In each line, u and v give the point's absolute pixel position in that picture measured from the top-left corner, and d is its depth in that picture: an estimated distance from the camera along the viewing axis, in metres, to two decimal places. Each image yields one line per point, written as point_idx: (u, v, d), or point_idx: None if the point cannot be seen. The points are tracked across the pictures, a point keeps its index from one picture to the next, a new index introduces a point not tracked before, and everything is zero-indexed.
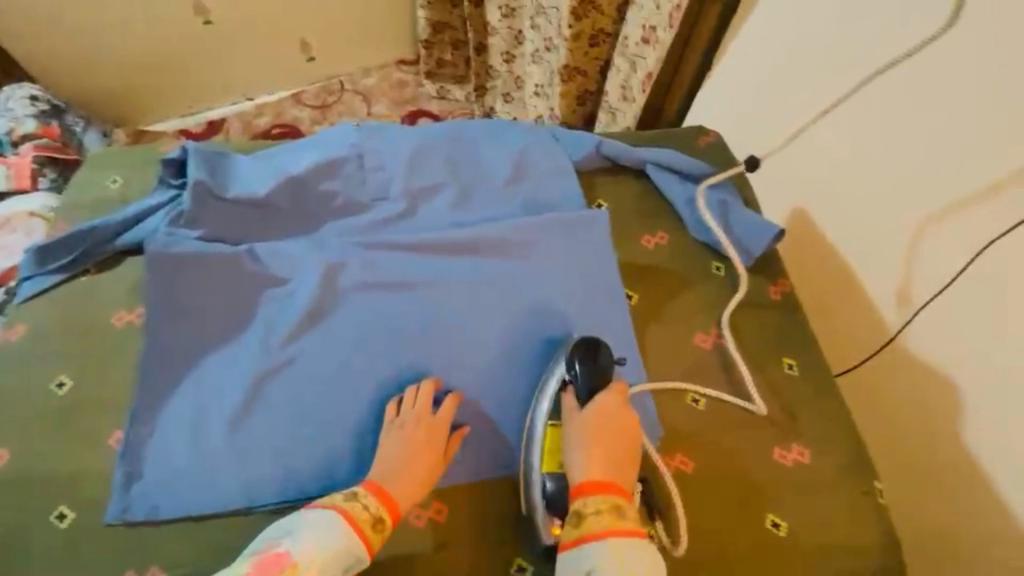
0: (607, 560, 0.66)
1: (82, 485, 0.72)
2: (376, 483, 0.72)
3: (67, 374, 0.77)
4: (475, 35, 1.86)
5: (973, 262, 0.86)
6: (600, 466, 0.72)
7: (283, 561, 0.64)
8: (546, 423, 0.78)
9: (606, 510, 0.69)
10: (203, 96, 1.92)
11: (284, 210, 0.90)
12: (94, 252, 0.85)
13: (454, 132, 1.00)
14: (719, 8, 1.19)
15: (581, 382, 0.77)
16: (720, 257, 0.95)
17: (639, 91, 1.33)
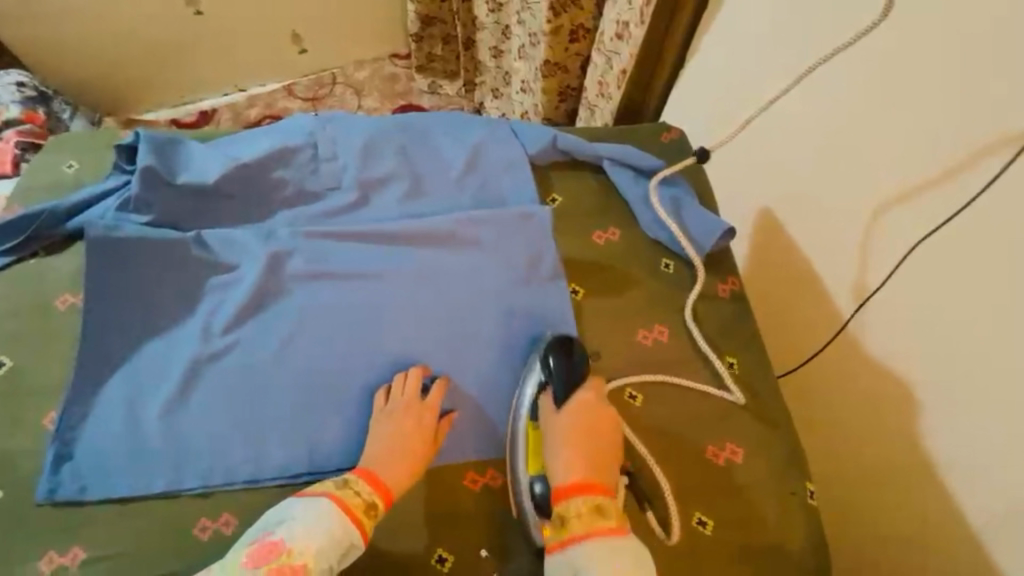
0: (592, 565, 0.65)
1: (14, 465, 0.72)
2: (371, 469, 0.73)
3: (9, 354, 0.78)
4: (464, 30, 1.85)
5: (900, 267, 0.86)
6: (580, 467, 0.71)
7: (276, 551, 0.65)
8: (525, 424, 0.77)
9: (589, 512, 0.68)
10: (193, 86, 1.93)
11: (234, 198, 0.90)
12: (42, 235, 0.86)
13: (410, 123, 1.00)
14: (693, 6, 1.18)
15: (557, 384, 0.76)
16: (670, 254, 0.94)
17: (616, 87, 1.31)
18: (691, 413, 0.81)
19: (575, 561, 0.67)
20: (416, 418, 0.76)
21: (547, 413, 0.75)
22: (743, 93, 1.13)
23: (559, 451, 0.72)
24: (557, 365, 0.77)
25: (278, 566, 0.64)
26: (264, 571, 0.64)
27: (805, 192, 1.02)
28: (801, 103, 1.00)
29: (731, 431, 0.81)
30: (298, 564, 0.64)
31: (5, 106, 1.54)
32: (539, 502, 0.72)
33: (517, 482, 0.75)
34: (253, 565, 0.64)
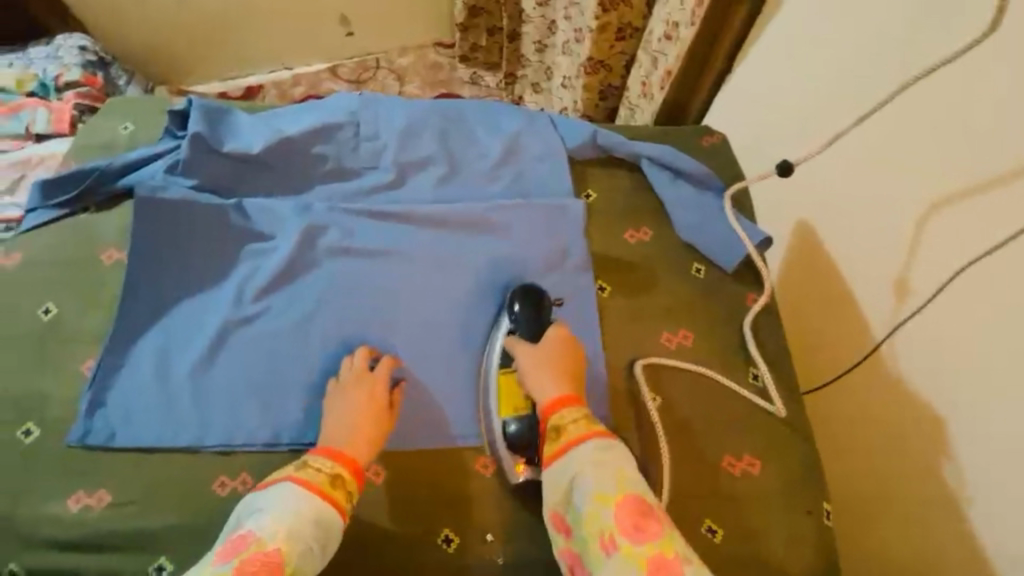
0: (588, 463, 0.70)
1: (49, 407, 0.75)
2: (328, 445, 0.73)
3: (55, 302, 0.82)
4: (509, 22, 1.85)
5: (942, 293, 0.82)
6: (558, 383, 0.76)
7: (245, 542, 0.64)
8: (497, 372, 0.81)
9: (581, 417, 0.74)
10: (243, 60, 1.98)
11: (275, 168, 0.92)
12: (96, 192, 0.90)
13: (450, 107, 1.01)
14: (744, 14, 1.12)
15: (524, 324, 0.80)
16: (702, 257, 0.92)
17: (658, 88, 1.28)
18: (708, 418, 0.80)
19: (573, 466, 0.71)
20: (370, 388, 0.77)
21: (519, 354, 0.79)
22: (792, 103, 1.08)
23: (540, 375, 0.77)
24: (523, 309, 0.81)
25: (249, 556, 0.63)
26: (234, 563, 0.62)
27: (844, 208, 0.98)
28: (855, 114, 0.95)
29: (752, 442, 0.78)
30: (271, 550, 0.64)
31: (66, 67, 1.60)
32: (522, 439, 0.77)
33: (494, 430, 0.79)
34: (223, 561, 0.62)
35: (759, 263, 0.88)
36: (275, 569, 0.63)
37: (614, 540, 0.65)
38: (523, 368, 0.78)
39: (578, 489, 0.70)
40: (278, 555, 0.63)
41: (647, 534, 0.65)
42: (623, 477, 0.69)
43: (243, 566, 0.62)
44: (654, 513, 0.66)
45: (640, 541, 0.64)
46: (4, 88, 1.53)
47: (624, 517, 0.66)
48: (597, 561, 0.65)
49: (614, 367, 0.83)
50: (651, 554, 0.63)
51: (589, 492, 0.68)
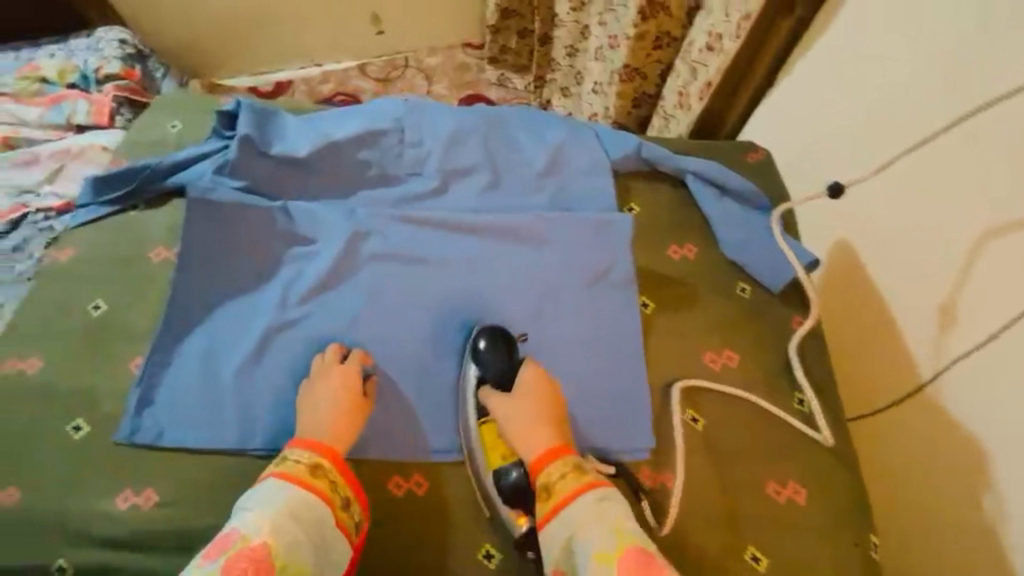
0: (584, 520, 0.67)
1: (98, 402, 0.76)
2: (303, 437, 0.73)
3: (104, 298, 0.83)
4: (542, 26, 1.85)
5: (1005, 330, 0.78)
6: (541, 435, 0.74)
7: (229, 540, 0.63)
8: (475, 423, 0.78)
9: (570, 470, 0.71)
10: (275, 57, 2.00)
11: (319, 173, 0.93)
12: (145, 190, 0.91)
13: (495, 115, 1.00)
14: (789, 26, 1.08)
15: (495, 373, 0.78)
16: (747, 277, 0.91)
17: (696, 99, 1.26)
18: (752, 442, 0.78)
19: (571, 523, 0.67)
20: (342, 377, 0.76)
21: (494, 404, 0.77)
22: (836, 124, 1.04)
23: (523, 427, 0.75)
24: (490, 352, 0.79)
25: (236, 553, 0.62)
26: (221, 563, 0.61)
27: (886, 230, 0.96)
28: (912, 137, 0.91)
29: (800, 470, 0.77)
30: (257, 544, 0.63)
31: (106, 60, 1.62)
32: (518, 493, 0.73)
33: (486, 484, 0.76)
34: (210, 560, 0.62)
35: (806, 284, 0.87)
36: (264, 562, 0.62)
37: None
38: (504, 425, 0.75)
39: (577, 547, 0.66)
40: (266, 547, 0.63)
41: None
42: (620, 529, 0.66)
43: (231, 564, 0.61)
44: (657, 563, 0.63)
45: None
46: (47, 80, 1.57)
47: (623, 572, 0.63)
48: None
49: (657, 386, 0.82)
50: None
51: (588, 554, 0.65)
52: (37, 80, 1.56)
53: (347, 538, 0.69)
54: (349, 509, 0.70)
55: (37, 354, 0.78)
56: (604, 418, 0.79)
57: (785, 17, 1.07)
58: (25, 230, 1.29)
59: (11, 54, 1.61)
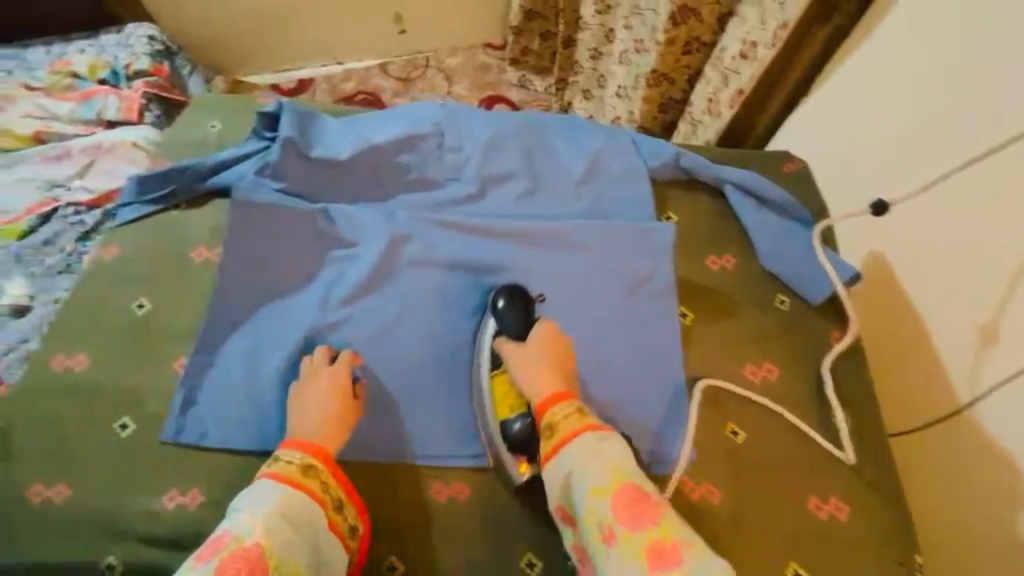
0: (585, 456, 0.69)
1: (143, 401, 0.76)
2: (293, 437, 0.73)
3: (147, 297, 0.84)
4: (565, 28, 1.84)
5: None
6: (549, 381, 0.76)
7: (223, 541, 0.61)
8: (489, 373, 0.81)
9: (574, 411, 0.73)
10: (298, 55, 2.00)
11: (359, 176, 0.93)
12: (186, 189, 0.92)
13: (533, 120, 1.01)
14: (829, 31, 1.05)
15: (512, 322, 0.81)
16: (786, 290, 0.90)
17: (726, 107, 1.22)
18: (795, 456, 0.78)
19: (572, 460, 0.70)
20: (332, 378, 0.76)
21: (508, 352, 0.79)
22: (874, 137, 1.02)
23: (530, 376, 0.77)
24: (507, 307, 0.82)
25: (231, 554, 0.60)
26: (215, 564, 0.59)
27: (925, 245, 0.94)
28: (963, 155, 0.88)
29: (842, 487, 0.77)
30: (252, 545, 0.61)
31: (136, 56, 1.63)
32: (522, 439, 0.77)
33: (493, 431, 0.79)
34: (202, 562, 0.59)
35: (843, 297, 0.86)
36: (258, 562, 0.61)
37: (612, 531, 0.64)
38: (514, 371, 0.78)
39: (576, 484, 0.69)
40: (259, 548, 0.61)
41: (643, 520, 0.64)
42: (618, 467, 0.69)
43: (225, 565, 0.59)
44: (650, 498, 0.66)
45: (639, 529, 0.63)
46: (78, 75, 1.60)
47: (620, 507, 0.65)
48: (601, 553, 0.64)
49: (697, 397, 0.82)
50: (650, 541, 0.62)
51: (584, 486, 0.68)
52: (68, 74, 1.59)
53: (340, 538, 0.68)
54: (343, 510, 0.70)
55: (83, 352, 0.79)
56: (644, 430, 0.79)
57: (822, 26, 1.04)
58: (56, 223, 1.33)
59: (44, 48, 1.65)
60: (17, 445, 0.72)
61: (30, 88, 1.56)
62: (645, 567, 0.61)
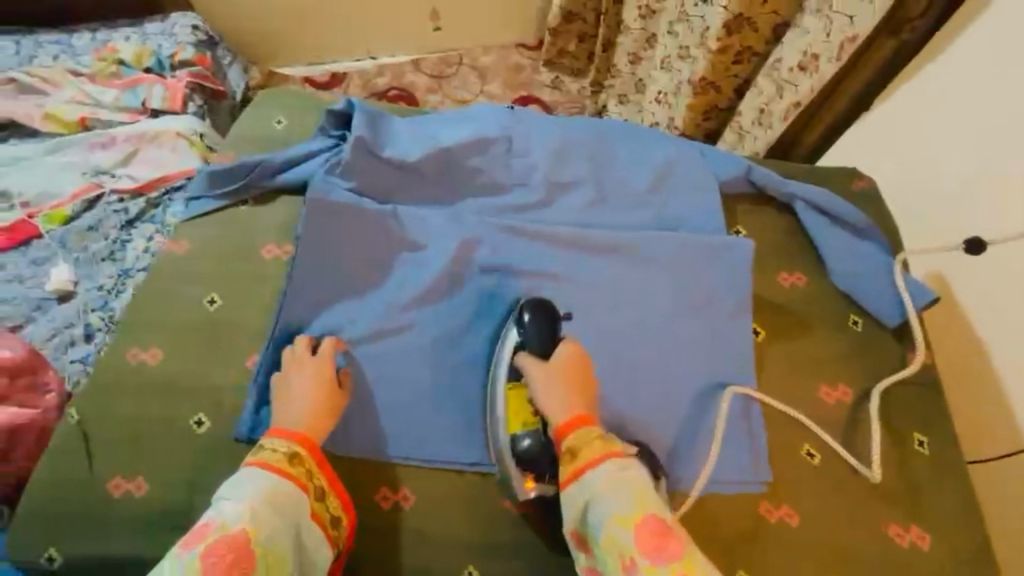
0: (608, 483, 0.65)
1: (219, 397, 0.76)
2: (277, 425, 0.71)
3: (218, 293, 0.83)
4: (607, 31, 1.77)
5: None
6: (567, 404, 0.72)
7: (208, 528, 0.60)
8: (506, 386, 0.78)
9: (597, 435, 0.68)
10: (332, 47, 1.94)
11: (428, 178, 0.92)
12: (255, 184, 0.91)
13: (600, 127, 1.00)
14: (893, 46, 1.02)
15: (535, 338, 0.77)
16: (859, 310, 0.90)
17: (779, 119, 1.19)
18: (880, 487, 0.76)
19: (594, 485, 0.65)
20: (318, 366, 0.75)
21: (530, 368, 0.75)
22: (948, 156, 0.99)
23: (552, 393, 0.73)
24: (531, 321, 0.79)
25: (215, 541, 0.59)
26: (199, 551, 0.58)
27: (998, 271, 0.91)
28: None
29: (923, 515, 0.75)
30: (236, 532, 0.60)
31: (181, 46, 1.61)
32: (532, 456, 0.74)
33: (502, 444, 0.76)
34: (189, 549, 0.59)
35: (911, 315, 0.86)
36: (245, 549, 0.60)
37: (634, 564, 0.60)
38: (533, 386, 0.74)
39: (596, 510, 0.64)
40: (245, 535, 0.61)
41: (669, 555, 0.59)
42: (641, 497, 0.63)
43: (208, 552, 0.58)
44: (675, 534, 0.61)
45: (662, 563, 0.59)
46: (124, 62, 1.57)
47: (643, 539, 0.61)
48: None
49: (773, 416, 0.81)
50: None
51: (606, 515, 0.63)
52: (115, 61, 1.57)
53: (323, 529, 0.67)
54: (326, 500, 0.68)
55: (157, 347, 0.79)
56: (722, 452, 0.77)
57: (886, 39, 1.02)
58: (100, 211, 1.34)
59: (89, 35, 1.64)
60: (94, 441, 0.72)
61: (75, 74, 1.54)
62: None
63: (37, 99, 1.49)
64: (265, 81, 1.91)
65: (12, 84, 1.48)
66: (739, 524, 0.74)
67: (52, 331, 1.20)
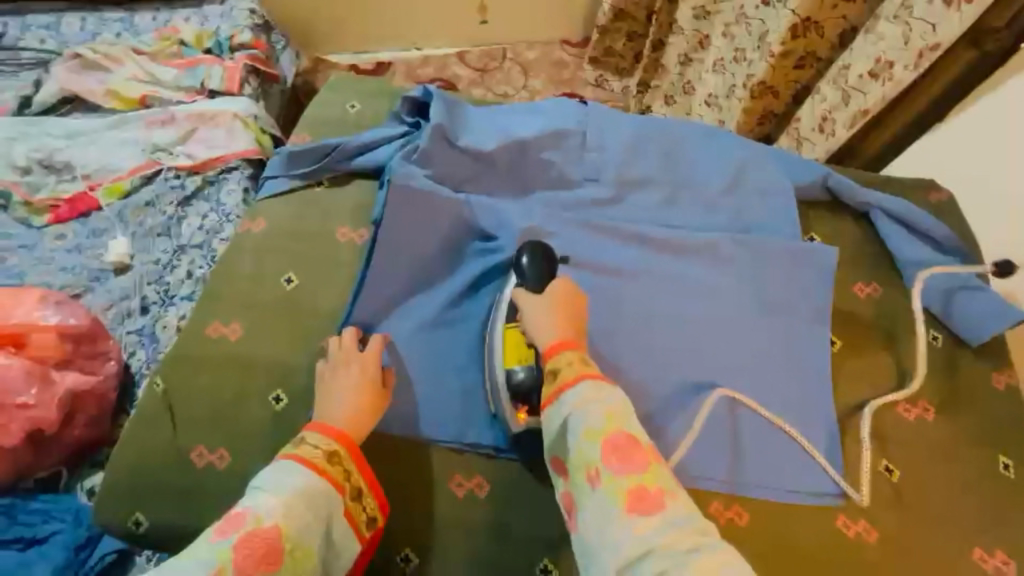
0: (584, 401, 0.64)
1: (296, 376, 0.77)
2: (320, 420, 0.69)
3: (295, 272, 0.85)
4: (657, 31, 1.69)
5: None
6: (557, 329, 0.70)
7: (243, 518, 0.59)
8: (502, 326, 0.76)
9: (577, 358, 0.67)
10: (380, 38, 1.93)
11: (500, 168, 0.92)
12: (331, 167, 0.92)
13: (674, 126, 0.99)
14: (972, 55, 0.97)
15: (530, 275, 0.75)
16: (939, 326, 0.87)
17: (844, 127, 1.14)
18: (963, 509, 0.75)
19: (567, 404, 0.64)
20: (361, 365, 0.72)
21: (531, 328, 0.72)
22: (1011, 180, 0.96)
23: (538, 322, 0.71)
24: (529, 262, 0.76)
25: (248, 532, 0.58)
26: (235, 538, 0.58)
27: None
28: None
29: (1005, 540, 0.73)
30: (270, 526, 0.59)
31: (240, 29, 1.59)
32: (524, 389, 0.72)
33: (498, 380, 0.75)
34: (221, 536, 0.58)
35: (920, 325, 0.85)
36: (275, 544, 0.59)
37: (598, 473, 0.61)
38: (527, 319, 0.72)
39: (572, 423, 0.64)
40: (278, 530, 0.60)
41: (633, 466, 0.61)
42: (612, 413, 0.63)
43: (244, 541, 0.58)
44: (641, 447, 0.62)
45: (624, 472, 0.60)
46: (185, 42, 1.57)
47: (609, 452, 0.61)
48: (584, 493, 0.61)
49: (851, 431, 0.79)
50: (633, 485, 0.59)
51: (578, 428, 0.63)
52: (176, 41, 1.57)
53: (355, 529, 0.66)
54: (362, 500, 0.67)
55: (236, 321, 0.81)
56: (792, 464, 0.76)
57: (965, 50, 0.97)
58: (158, 186, 1.36)
59: (150, 15, 1.65)
60: (179, 410, 0.75)
61: (136, 51, 1.55)
62: (626, 510, 0.58)
63: (101, 76, 1.51)
64: (314, 67, 1.91)
65: (77, 60, 1.51)
66: (817, 540, 0.73)
67: (109, 302, 1.25)
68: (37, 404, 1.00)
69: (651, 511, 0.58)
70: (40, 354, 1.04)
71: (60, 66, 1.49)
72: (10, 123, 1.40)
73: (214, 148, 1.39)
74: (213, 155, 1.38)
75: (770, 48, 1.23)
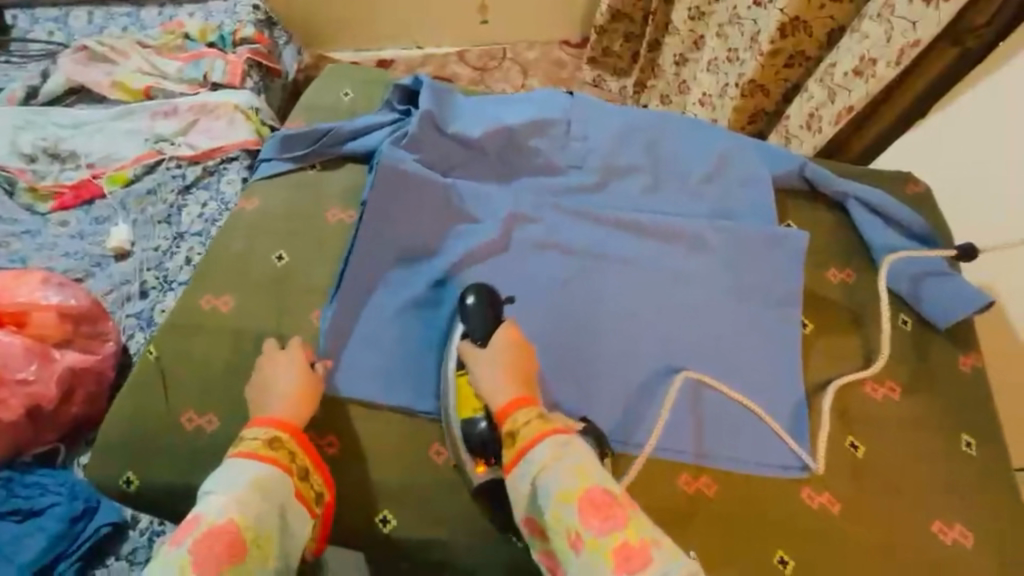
0: (549, 463, 0.66)
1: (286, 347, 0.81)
2: (258, 415, 0.71)
3: (286, 250, 0.88)
4: (653, 31, 1.72)
5: None
6: (508, 385, 0.72)
7: (196, 522, 0.60)
8: (455, 373, 0.78)
9: (534, 417, 0.69)
10: (382, 36, 1.97)
11: (488, 154, 0.95)
12: (324, 151, 0.96)
13: (659, 118, 1.01)
14: (955, 53, 0.99)
15: (477, 327, 0.77)
16: (910, 310, 0.90)
17: (829, 123, 1.16)
18: (925, 483, 0.77)
19: (535, 464, 0.66)
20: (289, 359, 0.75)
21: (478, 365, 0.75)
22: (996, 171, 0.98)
23: (492, 379, 0.73)
24: (475, 308, 0.78)
25: (203, 534, 0.59)
26: (189, 543, 0.58)
27: None
28: None
29: (965, 514, 0.76)
30: (226, 523, 0.60)
31: (243, 24, 1.63)
32: (482, 441, 0.74)
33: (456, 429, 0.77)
34: (176, 546, 0.59)
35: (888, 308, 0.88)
36: (234, 536, 0.60)
37: (579, 537, 0.62)
38: (478, 376, 0.74)
39: (542, 487, 0.65)
40: (234, 523, 0.61)
41: (614, 522, 0.61)
42: (582, 469, 0.65)
43: (199, 541, 0.59)
44: (617, 502, 0.63)
45: (605, 531, 0.61)
46: (189, 36, 1.61)
47: (586, 511, 0.62)
48: (568, 559, 0.62)
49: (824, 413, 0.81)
50: (617, 543, 0.60)
51: (550, 493, 0.64)
52: (181, 35, 1.61)
53: (307, 507, 0.68)
54: (309, 479, 0.69)
55: (229, 297, 0.84)
56: (760, 442, 0.78)
57: (947, 48, 0.99)
58: (159, 175, 1.40)
59: (156, 10, 1.69)
60: (171, 379, 0.78)
61: (142, 45, 1.59)
62: (615, 569, 0.59)
63: (106, 68, 1.55)
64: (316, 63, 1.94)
65: (84, 52, 1.55)
66: (783, 514, 0.75)
67: (110, 286, 1.28)
68: (37, 379, 1.04)
69: (641, 567, 0.58)
70: (40, 332, 1.07)
71: (67, 58, 1.53)
72: (16, 112, 1.44)
73: (215, 138, 1.43)
74: (212, 146, 1.41)
75: (761, 47, 1.26)
